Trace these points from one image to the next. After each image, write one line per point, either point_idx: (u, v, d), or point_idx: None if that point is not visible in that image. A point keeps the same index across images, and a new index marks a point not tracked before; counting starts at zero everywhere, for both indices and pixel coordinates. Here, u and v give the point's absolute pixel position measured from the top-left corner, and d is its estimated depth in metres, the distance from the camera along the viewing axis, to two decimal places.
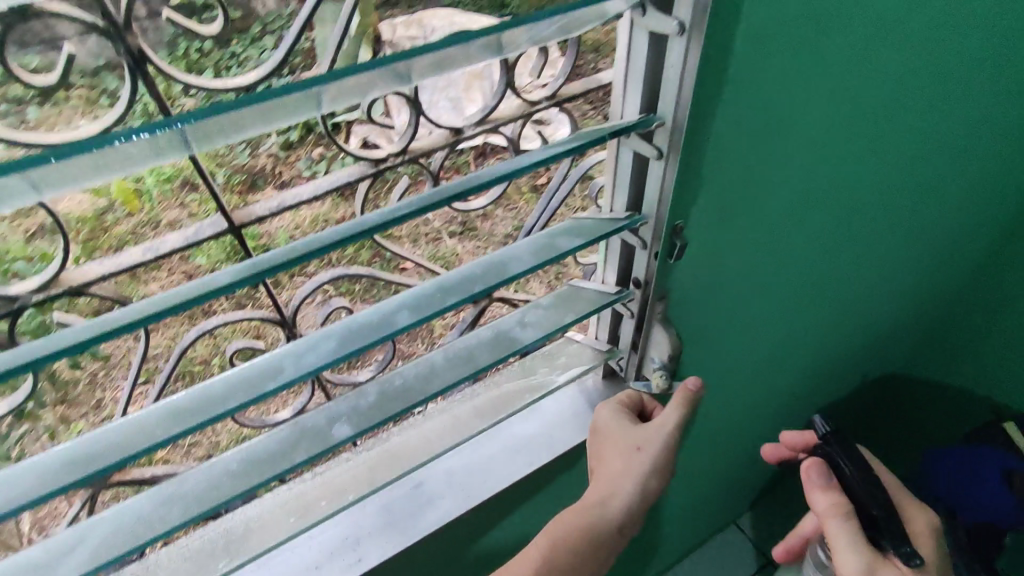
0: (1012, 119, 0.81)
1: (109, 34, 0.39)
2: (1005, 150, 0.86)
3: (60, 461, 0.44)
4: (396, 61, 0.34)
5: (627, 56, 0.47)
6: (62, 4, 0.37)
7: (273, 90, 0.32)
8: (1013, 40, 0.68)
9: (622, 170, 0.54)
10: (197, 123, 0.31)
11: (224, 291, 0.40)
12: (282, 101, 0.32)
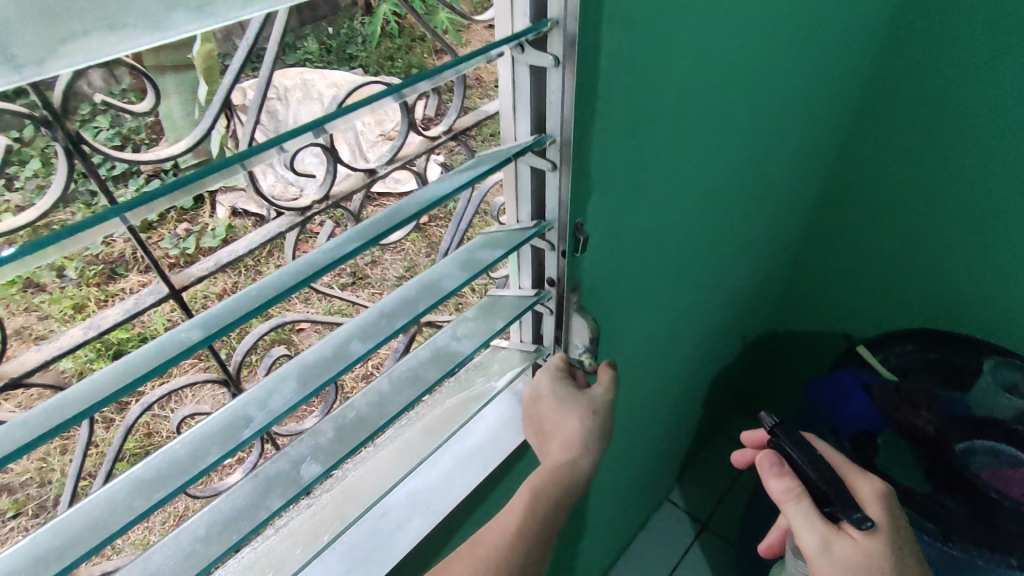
0: (808, 98, 0.98)
1: (50, 123, 0.45)
2: (808, 124, 1.03)
3: (23, 564, 0.41)
4: (307, 131, 0.39)
5: (513, 87, 0.56)
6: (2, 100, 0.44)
7: (198, 171, 0.35)
8: (797, 33, 0.83)
9: (523, 184, 0.62)
10: (131, 208, 0.34)
11: (194, 348, 0.41)
12: (206, 179, 0.36)
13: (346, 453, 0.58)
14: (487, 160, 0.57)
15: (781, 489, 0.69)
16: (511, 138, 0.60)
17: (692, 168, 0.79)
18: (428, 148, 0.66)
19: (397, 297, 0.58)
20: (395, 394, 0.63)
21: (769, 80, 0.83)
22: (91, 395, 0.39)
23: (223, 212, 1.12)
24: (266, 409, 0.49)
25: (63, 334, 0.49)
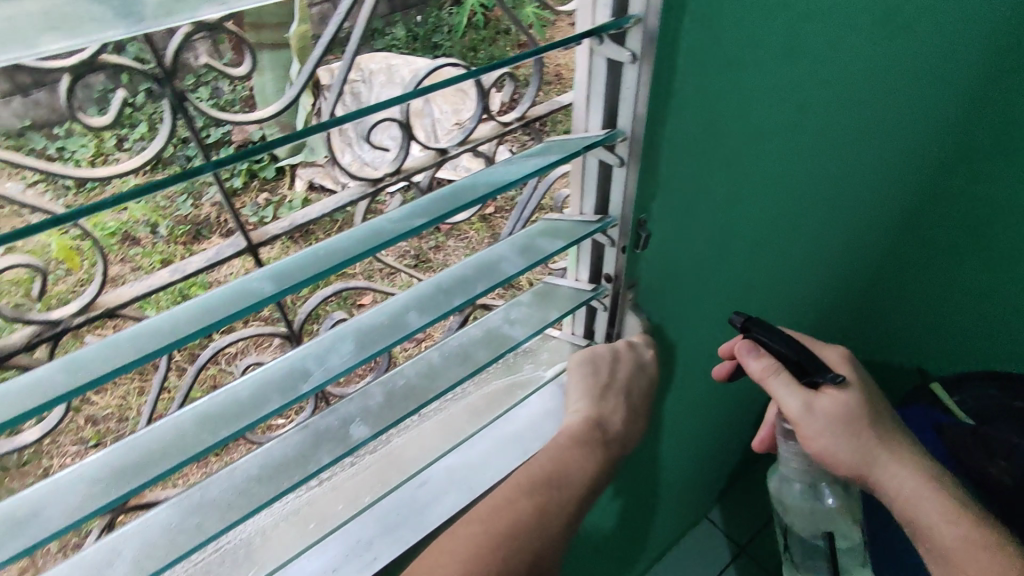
0: (908, 109, 0.91)
1: (161, 79, 0.46)
2: (906, 137, 0.96)
3: (102, 477, 0.46)
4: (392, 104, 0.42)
5: (588, 79, 0.56)
6: (121, 58, 0.48)
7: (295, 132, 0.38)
8: (901, 37, 0.77)
9: (589, 177, 0.63)
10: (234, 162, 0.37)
11: (270, 300, 0.43)
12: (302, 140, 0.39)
13: (394, 419, 0.60)
14: (557, 150, 0.57)
15: (759, 369, 0.70)
16: (580, 130, 0.60)
17: (764, 177, 0.76)
18: (499, 133, 0.67)
19: (455, 274, 0.60)
20: (445, 369, 0.65)
21: (857, 90, 0.78)
22: (173, 330, 0.43)
23: None
24: (324, 366, 0.52)
25: (155, 274, 0.55)
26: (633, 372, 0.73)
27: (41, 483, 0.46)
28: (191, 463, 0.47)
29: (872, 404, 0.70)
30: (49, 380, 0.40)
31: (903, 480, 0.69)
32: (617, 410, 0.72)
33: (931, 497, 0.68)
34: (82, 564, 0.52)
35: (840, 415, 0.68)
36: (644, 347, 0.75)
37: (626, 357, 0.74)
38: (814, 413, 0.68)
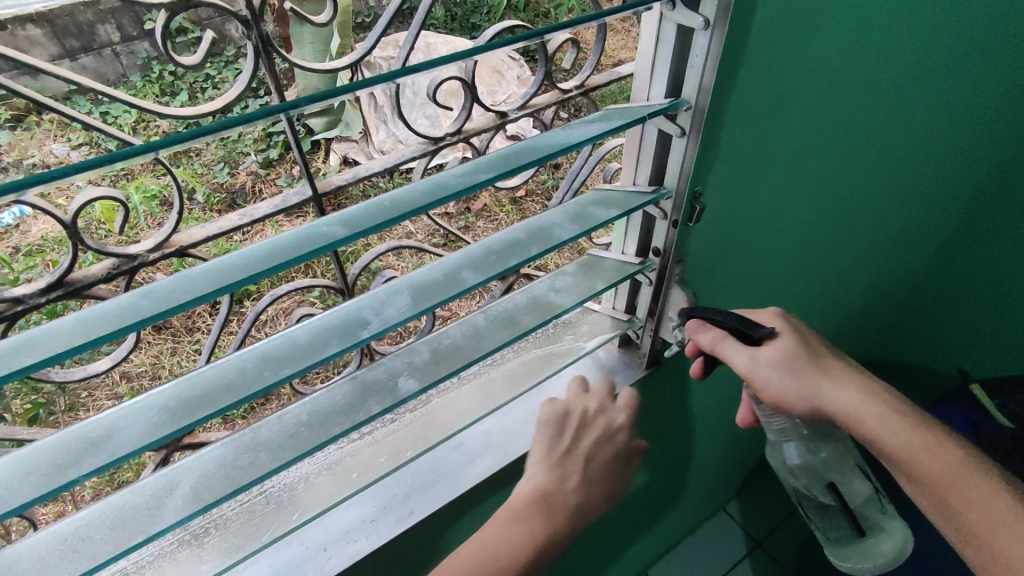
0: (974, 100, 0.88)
1: (247, 21, 0.46)
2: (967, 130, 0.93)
3: (168, 408, 0.47)
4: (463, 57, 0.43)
5: (655, 43, 0.56)
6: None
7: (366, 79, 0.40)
8: (974, 22, 0.75)
9: (647, 147, 0.63)
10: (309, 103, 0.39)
11: (341, 243, 0.44)
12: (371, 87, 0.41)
13: (442, 375, 0.61)
14: (618, 117, 0.58)
15: (707, 341, 0.66)
16: (642, 98, 0.60)
17: (814, 167, 0.75)
18: (558, 100, 0.67)
19: (507, 237, 0.60)
20: (490, 331, 0.66)
21: (920, 85, 0.77)
22: (245, 267, 0.44)
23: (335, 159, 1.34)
24: (381, 317, 0.53)
25: (220, 217, 0.53)
26: (603, 436, 0.70)
27: (110, 411, 0.47)
28: (253, 399, 0.48)
29: (826, 359, 0.66)
30: (130, 306, 0.42)
31: (877, 423, 0.62)
32: (575, 471, 0.66)
33: (914, 434, 0.61)
34: (142, 492, 0.54)
35: (783, 364, 0.65)
36: (620, 409, 0.73)
37: (598, 419, 0.71)
38: (763, 369, 0.65)
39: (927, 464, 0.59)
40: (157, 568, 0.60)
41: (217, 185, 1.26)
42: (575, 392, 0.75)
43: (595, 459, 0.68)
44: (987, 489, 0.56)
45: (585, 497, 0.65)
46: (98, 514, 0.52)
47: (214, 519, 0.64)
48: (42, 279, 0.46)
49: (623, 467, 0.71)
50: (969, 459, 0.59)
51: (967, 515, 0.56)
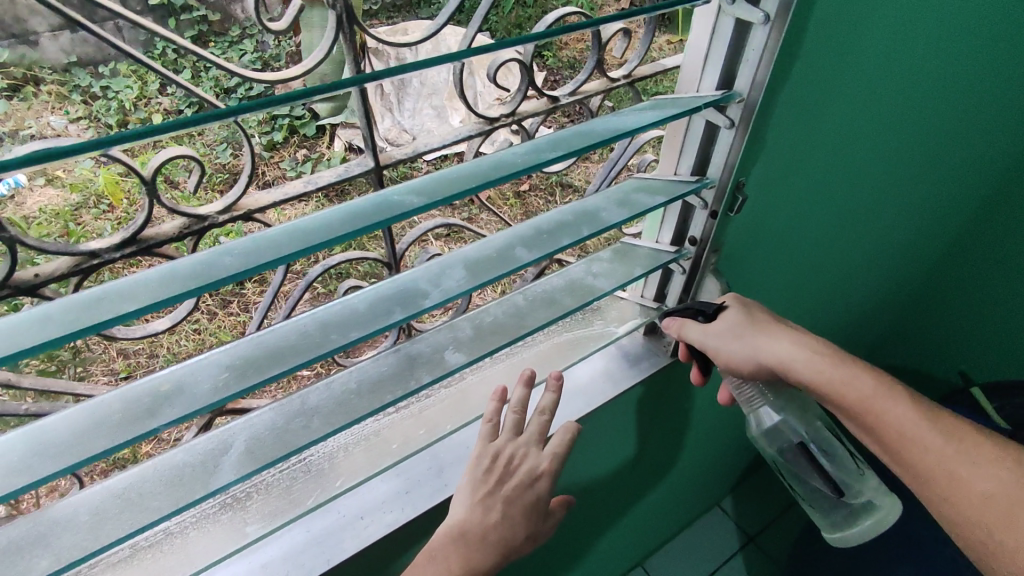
0: (994, 110, 0.90)
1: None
2: (986, 140, 0.95)
3: (236, 366, 0.48)
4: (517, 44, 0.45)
5: (711, 37, 0.57)
6: None
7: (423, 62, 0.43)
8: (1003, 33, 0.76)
9: (692, 138, 0.65)
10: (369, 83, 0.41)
11: (418, 211, 0.46)
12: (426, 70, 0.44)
13: (488, 350, 0.63)
14: (671, 106, 0.59)
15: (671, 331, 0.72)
16: (690, 91, 0.62)
17: (844, 169, 0.77)
18: (607, 88, 0.69)
19: (556, 219, 0.62)
20: (532, 310, 0.67)
21: (946, 99, 0.80)
22: (324, 231, 0.45)
23: (339, 145, 1.32)
24: (441, 289, 0.55)
25: (285, 183, 0.54)
26: (524, 481, 0.62)
27: (177, 368, 0.48)
28: (322, 361, 0.49)
29: (752, 310, 0.70)
30: (214, 262, 0.42)
31: (811, 374, 0.65)
32: (500, 508, 0.60)
33: (838, 374, 0.64)
34: (196, 451, 0.55)
35: (726, 334, 0.69)
36: (545, 455, 0.65)
37: (524, 463, 0.63)
38: (709, 341, 0.70)
39: (854, 404, 0.63)
40: (201, 529, 0.62)
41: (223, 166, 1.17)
42: (485, 438, 0.65)
43: (514, 501, 0.61)
44: (906, 415, 0.62)
45: (505, 534, 0.60)
46: (151, 472, 0.53)
47: (255, 485, 0.65)
48: (116, 236, 0.47)
49: (541, 517, 0.64)
50: (882, 388, 0.63)
51: (897, 445, 0.62)
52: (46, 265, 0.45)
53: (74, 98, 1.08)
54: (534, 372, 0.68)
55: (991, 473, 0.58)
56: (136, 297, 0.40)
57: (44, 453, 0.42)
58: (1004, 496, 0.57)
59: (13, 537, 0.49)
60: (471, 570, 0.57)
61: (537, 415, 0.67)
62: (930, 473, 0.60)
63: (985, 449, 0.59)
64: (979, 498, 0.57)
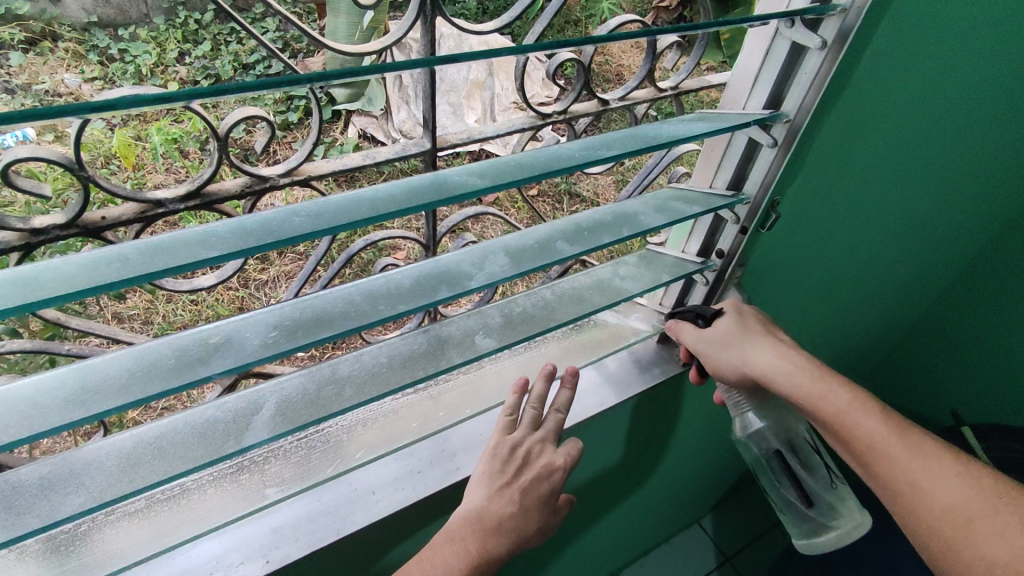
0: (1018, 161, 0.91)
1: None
2: (1006, 188, 0.96)
3: (286, 326, 0.49)
4: (584, 44, 0.45)
5: (765, 58, 0.59)
6: None
7: (490, 51, 0.43)
8: None
9: (733, 153, 0.66)
10: (434, 65, 0.41)
11: (477, 194, 0.48)
12: (490, 59, 0.44)
13: (518, 338, 0.64)
14: (719, 120, 0.61)
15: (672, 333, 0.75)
16: (736, 108, 0.65)
17: (868, 200, 0.79)
18: (654, 97, 0.73)
19: (598, 218, 0.64)
20: (560, 306, 0.69)
21: (961, 144, 0.81)
22: (386, 204, 0.46)
23: (353, 132, 1.30)
24: (486, 273, 0.56)
25: (343, 154, 0.57)
26: (541, 473, 0.63)
27: (227, 322, 0.49)
28: (371, 329, 0.50)
29: (750, 323, 0.71)
30: (284, 221, 0.43)
31: (817, 384, 0.65)
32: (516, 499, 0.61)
33: (812, 390, 0.64)
34: (229, 408, 0.55)
35: (718, 344, 0.71)
36: (560, 452, 0.66)
37: (542, 457, 0.64)
38: (706, 347, 0.71)
39: (827, 417, 0.63)
40: (216, 486, 0.62)
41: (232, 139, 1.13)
42: (502, 429, 0.65)
43: (529, 493, 0.62)
44: (877, 429, 0.61)
45: (519, 526, 0.60)
46: (181, 425, 0.53)
47: (273, 450, 0.66)
48: (181, 188, 0.49)
49: (551, 512, 0.64)
50: (856, 402, 0.63)
51: (867, 458, 0.61)
52: (112, 209, 0.47)
53: (92, 60, 1.03)
54: (554, 367, 0.67)
55: (952, 487, 0.57)
56: (209, 247, 0.40)
57: (97, 391, 0.43)
58: (965, 511, 0.56)
59: (44, 474, 0.49)
60: (488, 553, 0.58)
61: (553, 411, 0.67)
62: (894, 484, 0.59)
63: (952, 465, 0.58)
64: (940, 511, 0.56)
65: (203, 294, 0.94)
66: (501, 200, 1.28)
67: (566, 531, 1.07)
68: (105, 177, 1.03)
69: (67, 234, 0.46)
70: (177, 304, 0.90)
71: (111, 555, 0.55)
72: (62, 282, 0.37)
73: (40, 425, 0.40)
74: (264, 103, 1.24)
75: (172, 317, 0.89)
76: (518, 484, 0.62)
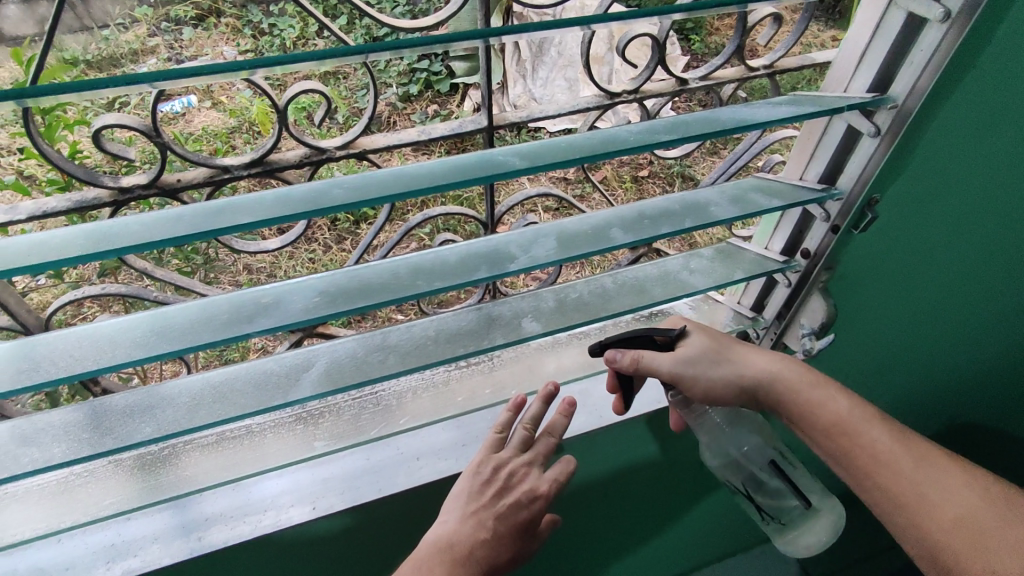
0: None
1: None
2: None
3: (327, 295, 0.51)
4: (649, 15, 0.42)
5: (873, 34, 0.52)
6: None
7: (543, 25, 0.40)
8: None
9: (828, 141, 0.59)
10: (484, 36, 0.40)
11: (520, 173, 0.46)
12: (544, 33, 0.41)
13: (566, 324, 0.63)
14: (811, 104, 0.54)
15: (628, 364, 0.61)
16: (837, 90, 0.57)
17: (1001, 211, 0.67)
18: (743, 76, 0.67)
19: (661, 206, 0.60)
20: (617, 295, 0.66)
21: None
22: (426, 181, 0.46)
23: (467, 106, 1.32)
24: (529, 255, 0.55)
25: (402, 130, 0.59)
26: (521, 500, 0.59)
27: (277, 284, 0.52)
28: (404, 302, 0.51)
29: (714, 333, 0.66)
30: (325, 192, 0.45)
31: (808, 393, 0.63)
32: (498, 518, 0.58)
33: (809, 395, 0.63)
34: (288, 363, 0.59)
35: (701, 364, 0.63)
36: (546, 478, 0.62)
37: (523, 483, 0.60)
38: (687, 369, 0.62)
39: (825, 422, 0.62)
40: (277, 433, 0.67)
41: (356, 111, 1.19)
42: (489, 447, 0.63)
43: (506, 520, 0.58)
44: (876, 436, 0.61)
45: (491, 555, 0.57)
46: (245, 372, 0.59)
47: (330, 406, 0.70)
48: (247, 155, 0.53)
49: (528, 541, 0.60)
50: (856, 411, 0.62)
51: (868, 466, 0.60)
52: (187, 173, 0.52)
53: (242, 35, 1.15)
54: (555, 388, 0.64)
55: (961, 498, 0.58)
56: (248, 214, 0.43)
57: (161, 334, 0.48)
58: (976, 523, 0.56)
59: (130, 401, 0.56)
60: (499, 537, 0.57)
61: (544, 433, 0.64)
62: (901, 498, 0.59)
63: (955, 475, 0.59)
64: (950, 522, 0.57)
65: (319, 253, 1.02)
66: (608, 179, 1.23)
67: (632, 539, 0.99)
68: (253, 143, 1.12)
69: (150, 193, 0.52)
70: (296, 261, 0.98)
71: (185, 479, 0.62)
72: (129, 235, 0.41)
73: (109, 360, 0.46)
74: (387, 76, 1.30)
75: (293, 272, 0.97)
76: (496, 511, 0.58)
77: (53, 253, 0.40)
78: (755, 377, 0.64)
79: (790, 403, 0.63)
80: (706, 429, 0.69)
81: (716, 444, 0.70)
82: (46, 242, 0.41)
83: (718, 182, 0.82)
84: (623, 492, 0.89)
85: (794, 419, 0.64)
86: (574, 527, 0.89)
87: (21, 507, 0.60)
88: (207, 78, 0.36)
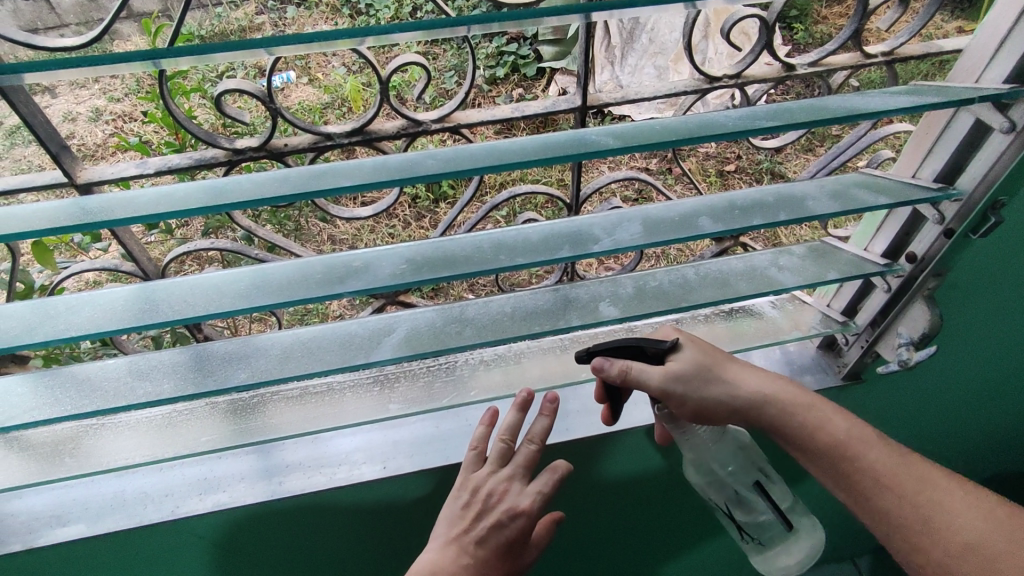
0: None
1: None
2: None
3: (411, 262, 0.53)
4: None
5: (1016, 20, 0.47)
6: None
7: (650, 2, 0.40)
8: None
9: (950, 136, 0.55)
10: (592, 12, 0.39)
11: (611, 153, 0.46)
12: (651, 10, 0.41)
13: (643, 312, 0.62)
14: (935, 94, 0.50)
15: (617, 374, 0.58)
16: (966, 82, 0.52)
17: None
18: (858, 63, 0.63)
19: (756, 195, 0.57)
20: (699, 287, 0.64)
21: None
22: (517, 156, 0.46)
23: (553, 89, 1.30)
24: (612, 238, 0.54)
25: (496, 106, 0.59)
26: (502, 519, 0.58)
27: (368, 249, 0.54)
28: (484, 275, 0.52)
29: (704, 346, 0.62)
30: (419, 162, 0.47)
31: (808, 416, 0.60)
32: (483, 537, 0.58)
33: (810, 419, 0.60)
34: (371, 327, 0.62)
35: (693, 379, 0.59)
36: (528, 493, 0.60)
37: (502, 503, 0.59)
38: (681, 384, 0.59)
39: (830, 446, 0.60)
40: (353, 393, 0.70)
41: (444, 91, 1.20)
42: (468, 467, 0.63)
43: (486, 544, 0.58)
44: (879, 460, 0.59)
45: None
46: (331, 332, 0.62)
47: (404, 371, 0.73)
48: (348, 124, 0.56)
49: (516, 558, 0.60)
50: (855, 433, 0.60)
51: (871, 492, 0.58)
52: (294, 138, 0.55)
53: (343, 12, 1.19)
54: (530, 393, 0.63)
55: (970, 523, 0.56)
56: (348, 178, 0.45)
57: (261, 288, 0.52)
58: (990, 549, 0.54)
59: (228, 349, 0.61)
60: None
61: (526, 441, 0.62)
62: (908, 522, 0.57)
63: (962, 496, 0.57)
64: (964, 550, 0.55)
65: (399, 228, 1.05)
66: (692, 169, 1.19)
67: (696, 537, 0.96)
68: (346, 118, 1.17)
69: (260, 155, 0.55)
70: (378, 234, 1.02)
71: (272, 426, 0.66)
72: (242, 192, 0.44)
73: (220, 306, 0.50)
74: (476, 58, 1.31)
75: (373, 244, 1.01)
76: (477, 534, 0.58)
77: (177, 204, 0.43)
78: (750, 396, 0.61)
79: (786, 423, 0.60)
80: (693, 446, 0.65)
81: (701, 462, 0.66)
82: (171, 195, 0.45)
83: (817, 176, 0.77)
84: (686, 488, 0.87)
85: (800, 446, 0.61)
86: (636, 517, 0.88)
87: (129, 434, 0.66)
88: (322, 46, 0.38)
